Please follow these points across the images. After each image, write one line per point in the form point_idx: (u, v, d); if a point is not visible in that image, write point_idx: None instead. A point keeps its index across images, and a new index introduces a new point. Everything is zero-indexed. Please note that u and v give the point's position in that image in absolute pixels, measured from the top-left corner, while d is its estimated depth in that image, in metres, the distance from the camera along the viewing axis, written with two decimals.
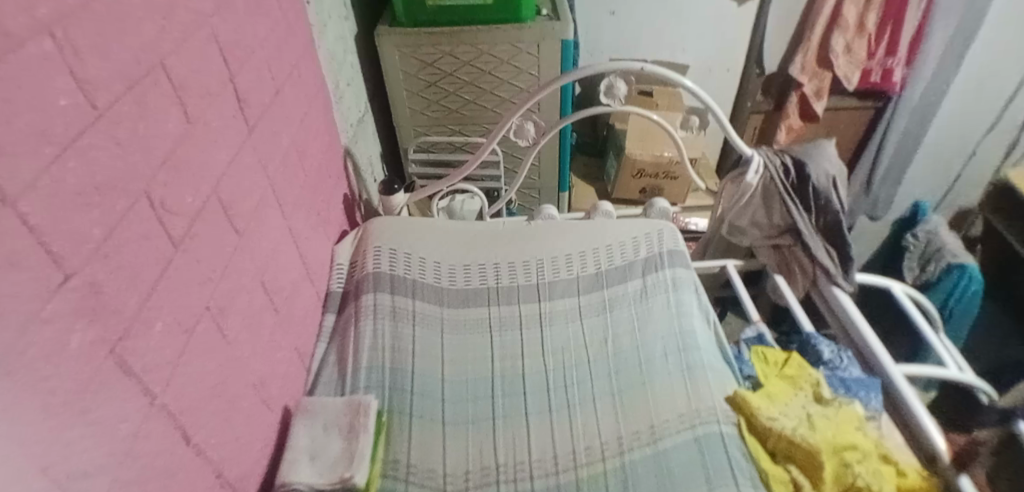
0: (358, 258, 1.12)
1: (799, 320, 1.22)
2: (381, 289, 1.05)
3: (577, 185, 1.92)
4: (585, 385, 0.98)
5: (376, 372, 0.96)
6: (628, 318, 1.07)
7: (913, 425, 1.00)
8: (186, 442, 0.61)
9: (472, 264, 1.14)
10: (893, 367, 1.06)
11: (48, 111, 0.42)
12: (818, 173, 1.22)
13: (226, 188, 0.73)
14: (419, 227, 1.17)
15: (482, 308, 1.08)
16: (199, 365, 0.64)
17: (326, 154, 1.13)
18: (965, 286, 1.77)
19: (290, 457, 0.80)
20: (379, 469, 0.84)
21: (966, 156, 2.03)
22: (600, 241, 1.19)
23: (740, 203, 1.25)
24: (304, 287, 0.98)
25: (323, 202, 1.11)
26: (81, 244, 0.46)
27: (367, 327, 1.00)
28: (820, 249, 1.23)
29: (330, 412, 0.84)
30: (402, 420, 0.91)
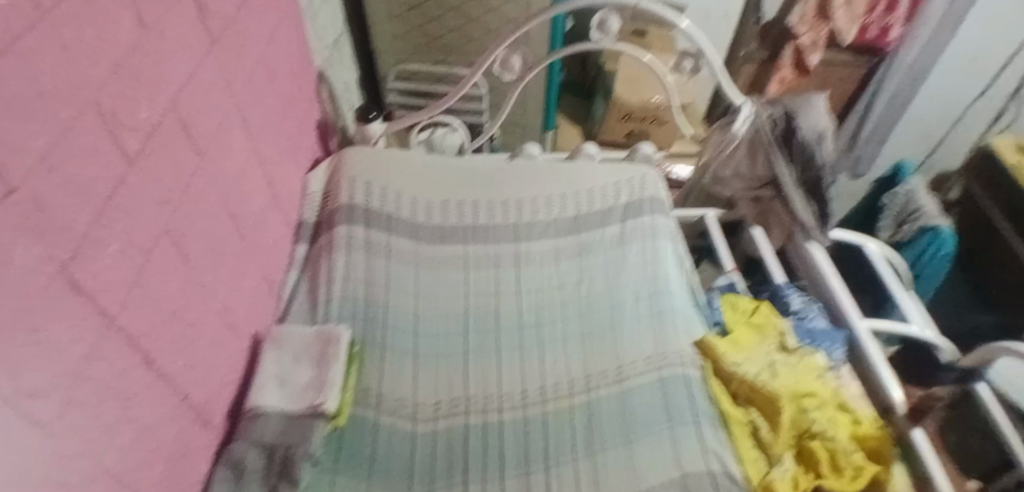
0: (332, 188, 1.09)
1: (773, 271, 1.24)
2: (354, 221, 1.03)
3: (562, 126, 1.88)
4: (557, 326, 0.99)
5: (347, 303, 0.95)
6: (604, 262, 1.07)
7: (871, 377, 1.05)
8: (147, 366, 0.60)
9: (450, 200, 1.11)
10: (858, 322, 1.10)
11: None
12: (807, 125, 1.19)
13: (186, 105, 0.69)
14: (397, 160, 1.13)
15: (458, 245, 1.07)
16: (159, 288, 0.62)
17: (298, 77, 1.07)
18: (936, 248, 1.81)
19: (258, 383, 0.79)
20: (350, 400, 0.85)
21: (953, 121, 1.99)
22: (582, 184, 1.17)
23: (725, 153, 1.27)
24: (273, 215, 0.95)
25: (295, 128, 1.06)
26: (25, 154, 0.43)
27: (339, 259, 0.98)
28: (800, 203, 1.25)
29: (298, 341, 0.83)
30: (374, 351, 0.91)
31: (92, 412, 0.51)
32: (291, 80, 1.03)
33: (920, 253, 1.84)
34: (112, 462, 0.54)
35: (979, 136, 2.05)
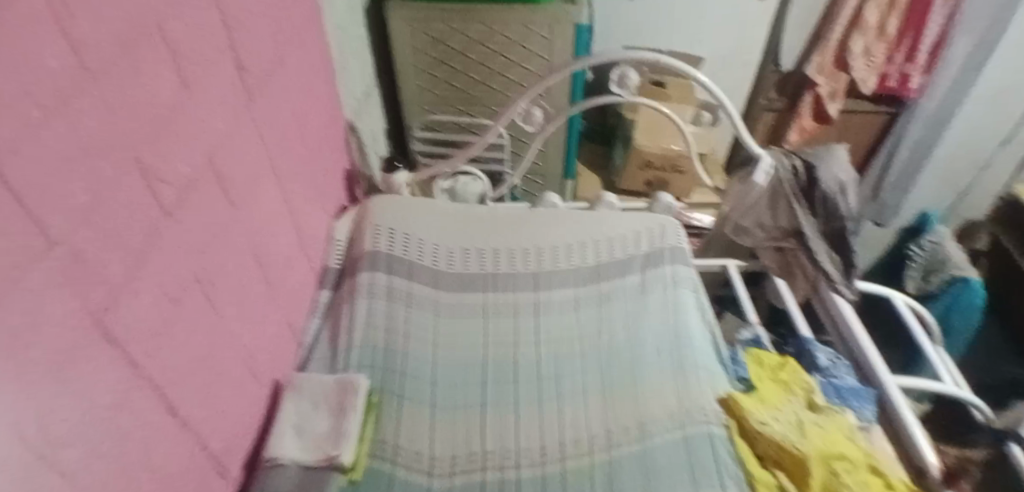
0: (357, 235, 1.11)
1: (797, 324, 1.21)
2: (377, 268, 1.04)
3: (582, 173, 1.91)
4: (576, 377, 0.97)
5: (367, 350, 0.95)
6: (624, 312, 1.06)
7: (903, 439, 1.00)
8: (171, 413, 0.60)
9: (471, 248, 1.13)
10: (888, 379, 1.06)
11: (37, 73, 0.40)
12: (828, 177, 1.21)
13: (221, 158, 0.72)
14: (419, 208, 1.16)
15: (478, 293, 1.07)
16: (186, 336, 0.63)
17: (327, 128, 1.11)
18: (967, 300, 1.77)
19: (277, 431, 0.79)
20: (366, 449, 0.84)
21: (977, 169, 1.96)
22: (601, 233, 1.18)
23: (747, 203, 1.23)
24: (298, 261, 0.97)
25: (323, 176, 1.10)
26: (67, 210, 0.45)
27: (361, 306, 0.99)
28: (823, 254, 1.23)
29: (318, 389, 0.84)
30: (393, 400, 0.90)
31: (114, 461, 0.51)
32: (320, 131, 1.07)
33: (950, 304, 1.80)
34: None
35: (1005, 183, 2.02)
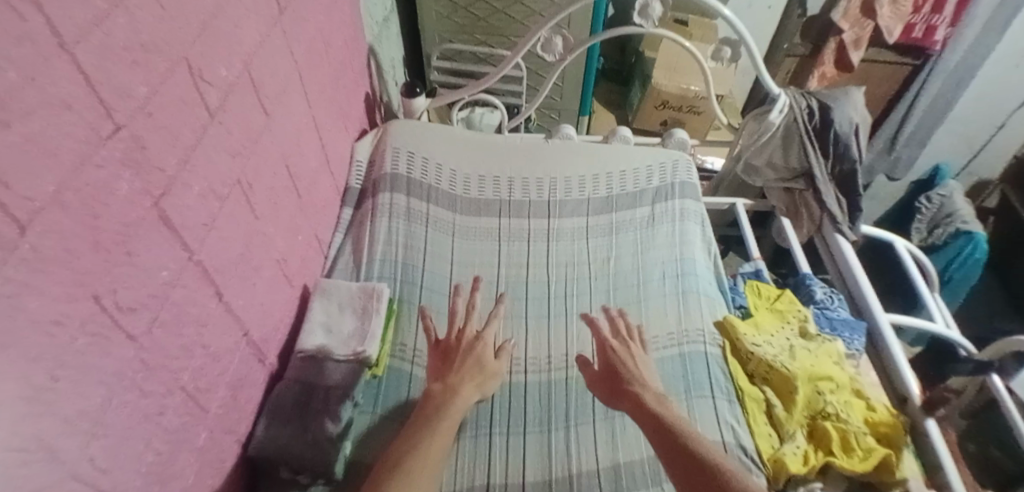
0: (377, 157, 1.14)
1: (798, 262, 1.25)
2: (397, 190, 1.08)
3: (599, 111, 1.92)
4: (584, 298, 1.04)
5: (389, 263, 1.00)
6: (632, 241, 1.13)
7: (891, 369, 1.06)
8: (218, 299, 0.67)
9: (487, 175, 1.16)
10: (881, 314, 1.11)
11: None
12: (842, 119, 1.22)
13: (256, 65, 0.75)
14: (438, 134, 1.19)
15: (493, 218, 1.12)
16: (229, 231, 0.69)
17: (350, 47, 1.12)
18: (968, 254, 1.79)
19: (308, 329, 0.86)
20: (388, 350, 0.91)
21: (995, 128, 1.93)
22: (615, 166, 1.22)
23: (759, 142, 1.26)
24: (325, 178, 1.01)
25: (346, 96, 1.12)
26: (128, 99, 0.49)
27: (382, 224, 1.04)
28: (831, 195, 1.25)
29: (344, 294, 0.90)
30: (411, 310, 0.96)
31: (173, 332, 0.58)
32: (344, 49, 1.09)
33: (952, 258, 1.81)
34: (187, 380, 0.61)
35: None
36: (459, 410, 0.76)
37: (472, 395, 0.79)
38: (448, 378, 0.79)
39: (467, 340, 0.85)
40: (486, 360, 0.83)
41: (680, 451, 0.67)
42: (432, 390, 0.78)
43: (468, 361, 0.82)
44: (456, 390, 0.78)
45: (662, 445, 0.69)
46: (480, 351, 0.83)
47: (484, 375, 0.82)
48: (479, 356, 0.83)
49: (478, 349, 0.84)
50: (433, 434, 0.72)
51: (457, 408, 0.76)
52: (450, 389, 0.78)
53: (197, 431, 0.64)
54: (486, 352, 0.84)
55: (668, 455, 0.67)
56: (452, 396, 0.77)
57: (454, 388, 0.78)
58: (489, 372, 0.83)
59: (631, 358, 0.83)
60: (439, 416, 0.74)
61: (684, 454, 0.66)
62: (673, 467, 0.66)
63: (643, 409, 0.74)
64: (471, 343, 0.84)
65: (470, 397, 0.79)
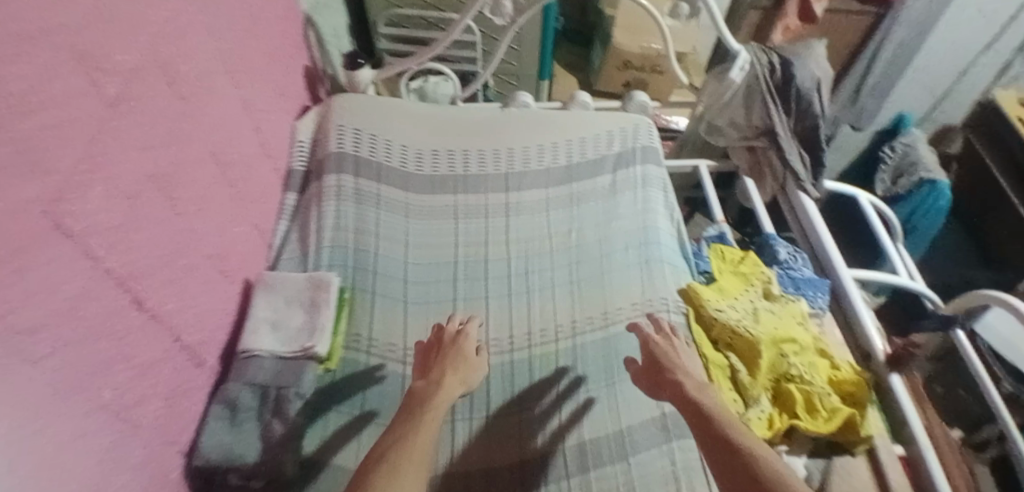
0: (321, 135, 1.07)
1: (762, 222, 1.24)
2: (344, 170, 1.02)
3: (560, 75, 1.85)
4: (546, 274, 1.01)
5: (338, 251, 0.94)
6: (593, 212, 1.10)
7: (854, 326, 1.07)
8: (138, 307, 0.62)
9: (440, 149, 1.11)
10: (844, 271, 1.10)
11: None
12: (804, 75, 1.18)
13: (165, 48, 0.68)
14: (387, 109, 1.12)
15: (449, 195, 1.07)
16: (146, 232, 0.63)
17: (282, 19, 1.04)
18: (932, 202, 1.81)
19: (251, 327, 0.81)
20: (341, 341, 0.86)
21: (958, 75, 1.93)
22: (574, 134, 1.17)
23: (721, 101, 1.24)
24: (263, 163, 0.95)
25: (281, 72, 1.04)
26: (5, 97, 0.43)
27: (329, 208, 0.98)
28: (794, 152, 1.22)
29: (291, 287, 0.85)
30: (365, 297, 0.91)
31: (89, 348, 0.53)
32: (276, 21, 1.00)
33: (915, 207, 1.83)
34: (115, 397, 0.57)
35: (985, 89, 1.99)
36: (443, 404, 0.68)
37: (456, 389, 0.72)
38: (432, 374, 0.74)
39: (451, 334, 0.80)
40: (469, 354, 0.78)
41: (716, 442, 0.61)
42: (415, 387, 0.71)
43: (448, 358, 0.77)
44: (438, 383, 0.71)
45: (700, 435, 0.64)
46: (463, 347, 0.78)
47: (467, 368, 0.75)
48: (461, 353, 0.78)
49: (461, 342, 0.79)
50: (420, 425, 0.64)
51: (440, 402, 0.68)
52: (435, 383, 0.72)
53: (130, 448, 0.60)
54: (469, 344, 0.79)
55: (711, 450, 0.61)
56: (435, 390, 0.70)
57: (437, 381, 0.72)
58: (472, 366, 0.77)
59: (672, 351, 0.78)
60: (423, 409, 0.67)
61: (724, 447, 0.60)
62: (714, 461, 0.60)
63: (682, 397, 0.69)
64: (453, 339, 0.80)
65: (454, 390, 0.72)
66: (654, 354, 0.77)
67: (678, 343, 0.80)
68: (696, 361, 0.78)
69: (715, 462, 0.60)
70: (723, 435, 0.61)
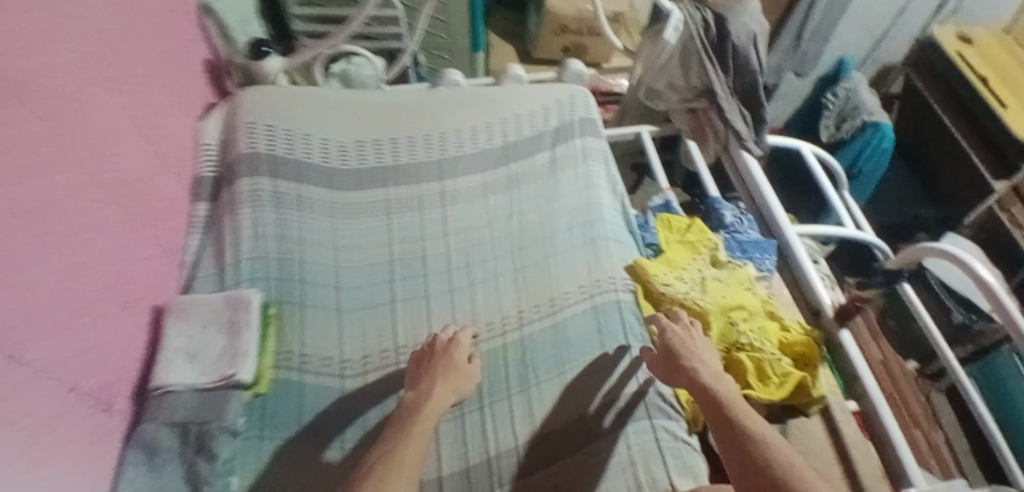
0: (229, 135, 0.98)
1: (707, 186, 1.21)
2: (258, 172, 0.94)
3: (496, 45, 1.76)
4: (488, 264, 0.97)
5: (260, 264, 0.87)
6: (534, 192, 1.05)
7: (802, 284, 1.06)
8: (16, 363, 0.53)
9: (366, 140, 1.03)
10: (789, 229, 1.10)
11: None
12: (739, 30, 1.14)
13: (22, 64, 0.59)
14: (302, 99, 1.03)
15: (379, 189, 1.01)
16: (21, 276, 0.56)
17: (170, 13, 0.94)
18: (876, 144, 1.82)
19: (164, 359, 0.75)
20: (270, 361, 0.80)
21: (897, 11, 1.83)
22: (508, 111, 1.11)
23: (658, 64, 1.19)
24: (158, 176, 0.87)
25: (173, 73, 0.95)
26: None
27: (244, 216, 0.90)
28: (733, 111, 1.19)
29: (206, 311, 0.79)
30: (294, 309, 0.85)
31: None
32: (159, 16, 0.90)
33: (858, 151, 1.85)
34: (18, 463, 0.52)
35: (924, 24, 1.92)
36: (433, 413, 0.69)
37: (448, 397, 0.72)
38: (421, 384, 0.74)
39: (443, 343, 0.80)
40: (461, 362, 0.78)
41: (725, 428, 0.64)
42: (405, 401, 0.72)
43: (438, 365, 0.77)
44: (429, 394, 0.72)
45: (712, 420, 0.66)
46: (454, 355, 0.78)
47: (458, 375, 0.76)
48: (452, 361, 0.77)
49: (452, 350, 0.79)
50: (409, 433, 0.64)
51: (433, 409, 0.69)
52: (424, 395, 0.72)
53: None
54: (460, 352, 0.78)
55: (721, 435, 0.64)
56: (425, 400, 0.70)
57: (428, 392, 0.72)
58: (465, 375, 0.77)
59: (686, 338, 0.80)
60: (412, 420, 0.67)
61: (732, 432, 0.63)
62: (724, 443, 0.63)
63: (697, 383, 0.71)
64: (446, 347, 0.79)
65: (447, 399, 0.72)
66: (669, 343, 0.79)
67: (691, 329, 0.82)
68: (715, 353, 0.79)
69: (724, 446, 0.63)
70: (732, 420, 0.64)
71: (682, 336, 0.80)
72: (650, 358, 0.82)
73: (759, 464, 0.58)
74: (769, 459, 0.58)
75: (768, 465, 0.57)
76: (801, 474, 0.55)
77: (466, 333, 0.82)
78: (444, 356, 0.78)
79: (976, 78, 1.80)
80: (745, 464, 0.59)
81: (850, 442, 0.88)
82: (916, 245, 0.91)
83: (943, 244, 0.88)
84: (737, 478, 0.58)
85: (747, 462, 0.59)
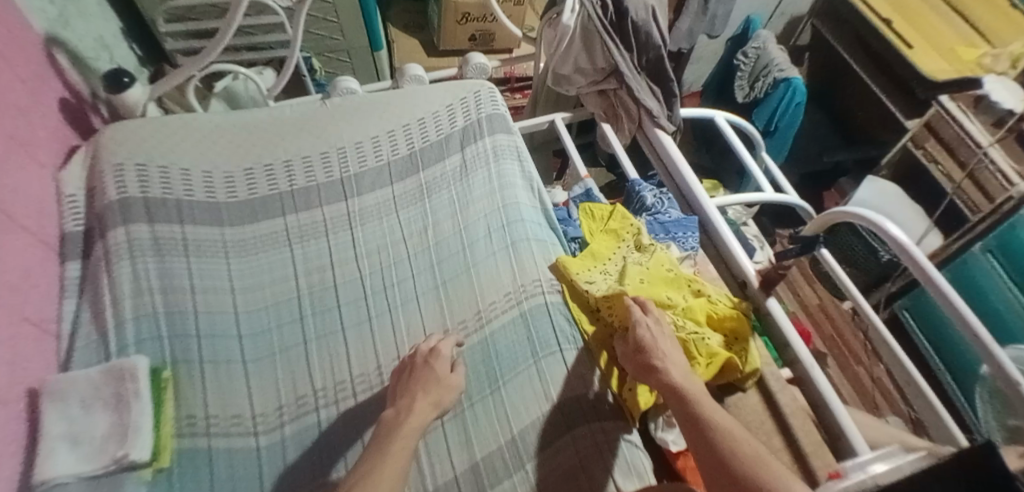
0: (94, 181, 0.87)
1: (626, 169, 1.20)
2: (133, 219, 0.84)
3: (399, 39, 1.67)
4: (406, 284, 0.92)
5: (147, 323, 0.78)
6: (448, 200, 1.00)
7: (727, 258, 1.06)
8: None
9: (255, 166, 0.95)
10: (708, 203, 1.09)
11: None
12: (636, 5, 1.11)
13: None
14: (175, 129, 0.93)
15: (275, 219, 0.93)
16: None
17: (12, 49, 0.81)
18: (790, 100, 1.78)
19: (43, 450, 0.66)
20: (171, 429, 0.73)
21: None
22: (410, 116, 1.04)
23: (562, 49, 1.14)
24: (11, 240, 0.75)
25: (20, 115, 0.82)
26: None
27: (122, 271, 0.80)
28: (643, 90, 1.17)
29: (85, 389, 0.70)
30: (191, 368, 0.78)
31: None
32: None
33: (776, 107, 1.81)
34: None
35: None
36: (414, 430, 0.68)
37: (429, 413, 0.71)
38: (401, 399, 0.73)
39: (424, 354, 0.78)
40: (444, 375, 0.76)
41: (693, 425, 0.66)
42: (386, 417, 0.71)
43: (420, 377, 0.75)
44: (410, 409, 0.71)
45: (681, 418, 0.68)
46: (436, 365, 0.76)
47: (439, 388, 0.74)
48: (435, 372, 0.76)
49: (433, 360, 0.77)
50: (387, 453, 0.65)
51: (413, 424, 0.69)
52: (403, 410, 0.71)
53: None
54: (443, 364, 0.76)
55: (690, 430, 0.66)
56: (407, 415, 0.70)
57: (408, 407, 0.71)
58: (447, 386, 0.75)
59: (657, 326, 0.78)
60: (388, 441, 0.66)
61: (702, 428, 0.65)
62: (695, 441, 0.65)
63: (666, 383, 0.71)
64: (427, 357, 0.77)
65: (428, 413, 0.71)
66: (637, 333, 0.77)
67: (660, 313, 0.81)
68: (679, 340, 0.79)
69: (693, 439, 0.65)
70: (698, 416, 0.66)
71: (655, 324, 0.78)
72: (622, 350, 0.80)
73: (726, 462, 0.60)
74: (735, 455, 0.60)
75: (737, 462, 0.59)
76: (761, 468, 0.58)
77: (448, 342, 0.80)
78: (427, 369, 0.76)
79: (880, 20, 1.74)
80: (711, 461, 0.61)
81: (789, 412, 0.88)
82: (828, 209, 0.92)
83: (857, 208, 0.88)
84: (707, 475, 0.61)
85: (713, 457, 0.61)
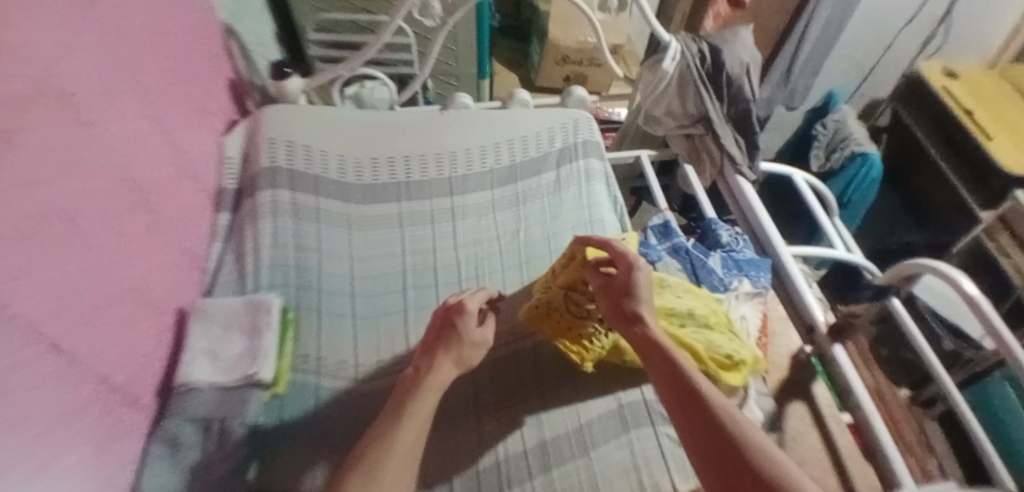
0: (250, 150, 1.03)
1: (704, 207, 1.27)
2: (279, 184, 0.98)
3: (500, 73, 1.84)
4: (496, 276, 1.01)
5: (278, 270, 0.92)
6: (540, 209, 1.10)
7: (798, 303, 1.11)
8: (56, 350, 0.58)
9: (380, 157, 1.08)
10: (783, 248, 1.15)
11: None
12: (733, 62, 1.20)
13: (62, 73, 0.63)
14: (321, 120, 1.08)
15: (390, 203, 1.05)
16: (58, 272, 0.59)
17: (202, 33, 0.99)
18: (865, 173, 1.83)
19: (187, 358, 0.78)
20: (288, 363, 0.84)
21: (883, 49, 1.92)
22: (515, 132, 1.16)
23: (656, 92, 1.24)
24: (184, 185, 0.90)
25: (201, 88, 0.99)
26: None
27: (265, 226, 0.94)
28: (728, 138, 1.25)
29: (227, 313, 0.82)
30: (311, 314, 0.89)
31: None
32: (195, 36, 0.96)
33: (850, 180, 1.86)
34: (41, 440, 0.54)
35: (911, 60, 1.99)
36: (434, 389, 0.72)
37: (449, 370, 0.75)
38: (421, 358, 0.77)
39: (452, 310, 0.80)
40: (468, 332, 0.79)
41: (691, 398, 0.65)
42: (407, 375, 0.75)
43: (445, 333, 0.78)
44: (430, 367, 0.75)
45: (675, 391, 0.67)
46: (460, 323, 0.79)
47: (463, 345, 0.77)
48: (459, 332, 0.78)
49: (459, 318, 0.79)
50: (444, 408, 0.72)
51: (433, 382, 0.72)
52: (424, 368, 0.75)
53: None
54: (468, 323, 0.79)
55: (685, 407, 0.65)
56: (427, 373, 0.74)
57: (428, 365, 0.75)
58: (469, 343, 0.78)
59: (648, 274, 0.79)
60: (416, 390, 0.71)
61: (702, 404, 0.64)
62: (691, 419, 0.63)
63: (661, 355, 0.70)
64: (453, 314, 0.80)
65: (448, 372, 0.75)
66: (629, 282, 0.77)
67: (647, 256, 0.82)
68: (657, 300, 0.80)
69: (687, 417, 0.64)
70: (697, 392, 0.65)
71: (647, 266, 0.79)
72: (602, 300, 0.80)
73: (733, 443, 0.59)
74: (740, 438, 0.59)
75: (743, 445, 0.58)
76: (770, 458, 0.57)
77: (474, 298, 0.83)
78: (453, 327, 0.78)
79: (962, 112, 1.78)
80: (715, 441, 0.60)
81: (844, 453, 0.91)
82: (908, 259, 0.96)
83: (931, 260, 0.92)
84: (709, 452, 0.60)
85: (718, 438, 0.60)
